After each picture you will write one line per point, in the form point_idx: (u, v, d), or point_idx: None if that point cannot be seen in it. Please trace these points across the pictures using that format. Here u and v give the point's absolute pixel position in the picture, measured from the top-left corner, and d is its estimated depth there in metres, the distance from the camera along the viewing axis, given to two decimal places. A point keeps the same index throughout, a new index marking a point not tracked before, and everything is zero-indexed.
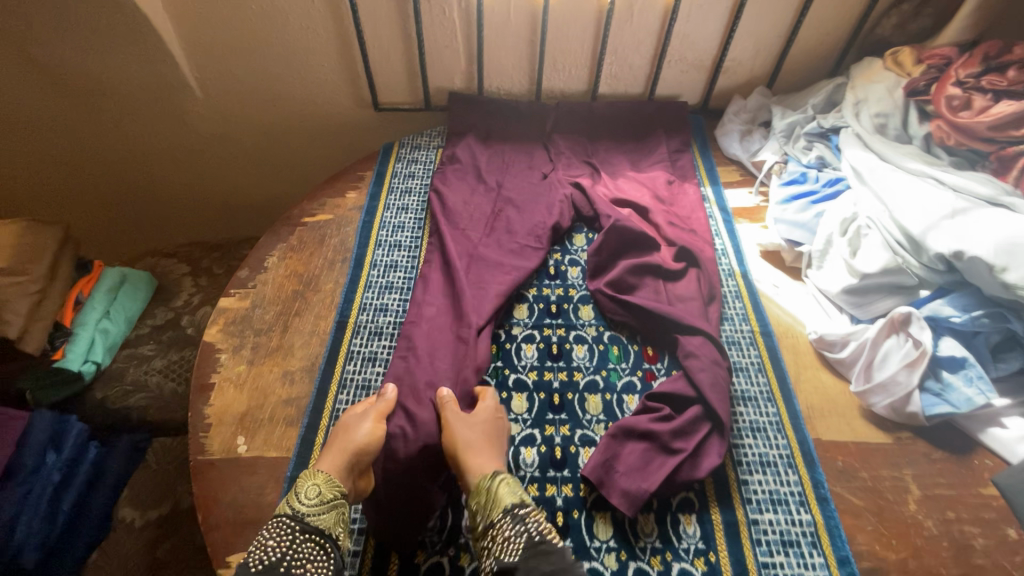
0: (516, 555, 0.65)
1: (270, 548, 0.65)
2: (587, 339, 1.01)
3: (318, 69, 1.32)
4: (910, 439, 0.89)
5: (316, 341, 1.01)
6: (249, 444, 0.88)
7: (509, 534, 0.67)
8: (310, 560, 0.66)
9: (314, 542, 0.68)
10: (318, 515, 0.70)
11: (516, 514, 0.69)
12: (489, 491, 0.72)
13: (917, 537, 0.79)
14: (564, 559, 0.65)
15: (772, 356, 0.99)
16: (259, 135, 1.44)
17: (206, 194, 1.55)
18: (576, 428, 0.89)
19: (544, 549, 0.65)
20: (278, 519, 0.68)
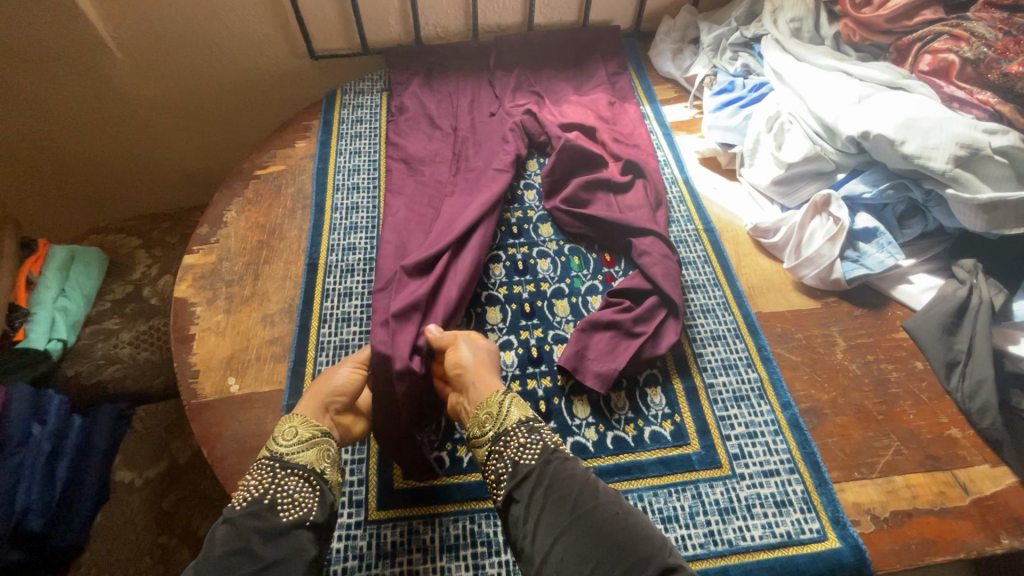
0: (531, 459, 0.72)
1: (252, 487, 0.69)
2: (549, 253, 1.09)
3: (246, 18, 1.27)
4: (836, 302, 1.03)
5: (289, 285, 1.04)
6: (241, 383, 0.91)
7: (524, 440, 0.74)
8: (298, 493, 0.70)
9: (298, 476, 0.72)
10: (299, 453, 0.74)
11: (530, 424, 0.77)
12: (501, 407, 0.79)
13: (845, 378, 0.93)
14: (577, 463, 0.71)
15: (716, 249, 1.09)
16: (196, 99, 1.41)
17: (149, 165, 1.51)
18: (549, 330, 0.98)
19: (557, 455, 0.72)
20: (261, 461, 0.73)
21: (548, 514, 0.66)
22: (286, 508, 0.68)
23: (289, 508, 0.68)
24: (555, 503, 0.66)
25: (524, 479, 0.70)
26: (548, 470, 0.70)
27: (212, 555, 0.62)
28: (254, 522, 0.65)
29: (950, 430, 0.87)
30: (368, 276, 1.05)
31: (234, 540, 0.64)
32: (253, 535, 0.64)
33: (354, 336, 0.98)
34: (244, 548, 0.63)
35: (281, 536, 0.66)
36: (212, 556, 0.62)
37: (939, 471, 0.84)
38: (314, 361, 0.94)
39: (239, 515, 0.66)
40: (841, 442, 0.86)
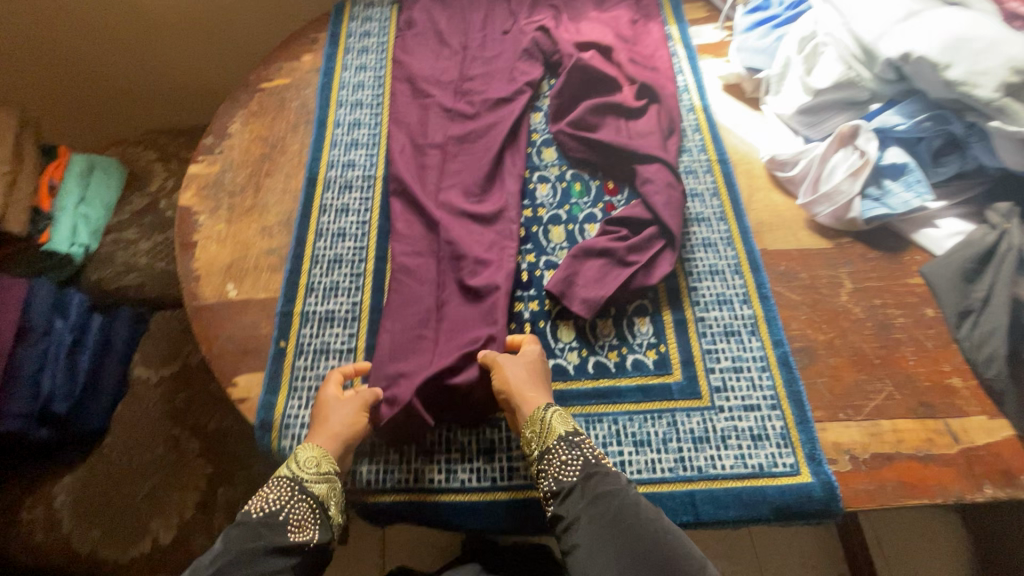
0: (573, 476, 0.71)
1: (270, 499, 0.71)
2: (550, 178, 1.05)
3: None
4: (849, 243, 0.96)
5: (288, 198, 1.04)
6: (238, 289, 0.94)
7: (565, 458, 0.73)
8: (304, 518, 0.71)
9: (309, 505, 0.72)
10: (316, 483, 0.73)
11: (572, 440, 0.74)
12: (542, 421, 0.75)
13: (845, 321, 0.89)
14: (617, 478, 0.71)
15: (727, 181, 1.03)
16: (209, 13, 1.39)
17: (165, 79, 1.50)
18: (541, 255, 0.96)
19: (598, 470, 0.72)
20: (279, 477, 0.73)
21: (597, 529, 0.67)
22: (292, 530, 0.70)
23: (294, 530, 0.70)
24: (603, 519, 0.67)
25: (569, 494, 0.71)
26: (591, 485, 0.70)
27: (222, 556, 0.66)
28: (261, 538, 0.68)
29: (951, 379, 0.83)
30: (365, 194, 1.04)
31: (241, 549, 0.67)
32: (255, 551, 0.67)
33: (348, 251, 0.98)
34: (250, 558, 0.66)
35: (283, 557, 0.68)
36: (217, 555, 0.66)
37: (930, 418, 0.81)
38: (309, 273, 0.96)
39: (253, 524, 0.69)
40: (830, 383, 0.84)
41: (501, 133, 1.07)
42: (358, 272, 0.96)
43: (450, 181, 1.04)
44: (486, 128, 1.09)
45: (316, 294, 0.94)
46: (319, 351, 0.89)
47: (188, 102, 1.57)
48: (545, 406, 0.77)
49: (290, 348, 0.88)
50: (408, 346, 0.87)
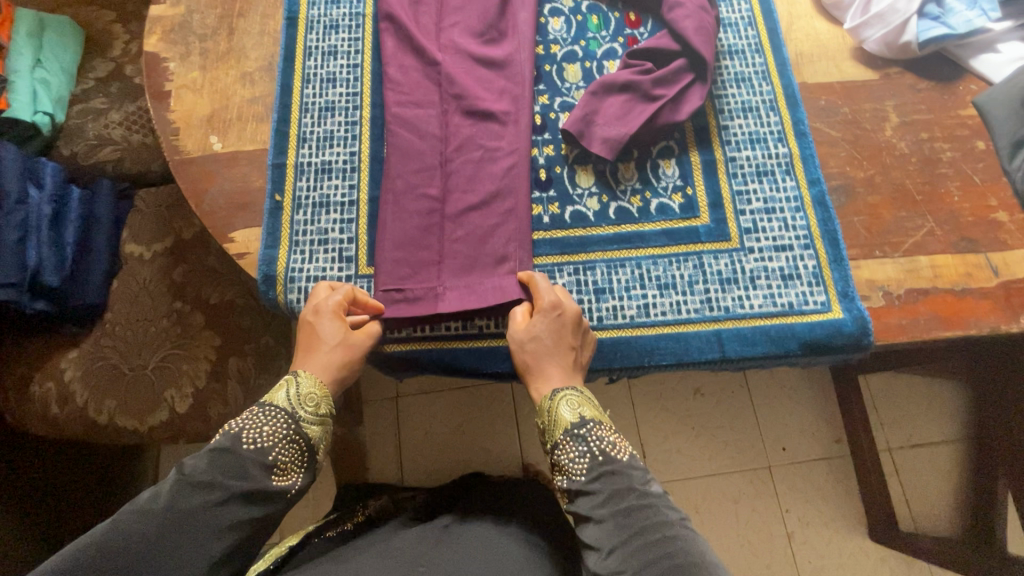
0: (581, 476, 0.63)
1: (261, 430, 0.62)
2: (563, 11, 0.92)
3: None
4: (898, 73, 0.86)
5: (268, 42, 0.92)
6: (224, 142, 0.86)
7: (573, 455, 0.64)
8: (291, 461, 0.63)
9: (298, 447, 0.63)
10: (309, 424, 0.65)
11: (580, 434, 0.64)
12: (550, 410, 0.67)
13: (888, 157, 0.82)
14: (632, 476, 0.62)
15: (765, 8, 0.91)
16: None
17: None
18: (555, 97, 0.87)
19: (608, 469, 0.62)
20: (274, 409, 0.63)
21: (610, 537, 0.58)
22: (278, 472, 0.61)
23: (280, 473, 0.61)
24: (619, 528, 0.58)
25: (579, 495, 0.62)
26: (603, 484, 0.61)
27: (200, 485, 0.56)
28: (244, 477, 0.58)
29: (996, 214, 0.78)
30: (354, 35, 0.92)
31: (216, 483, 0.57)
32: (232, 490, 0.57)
33: (340, 98, 0.88)
34: (224, 497, 0.56)
35: (263, 506, 0.59)
36: (196, 483, 0.56)
37: (971, 253, 0.76)
38: (299, 123, 0.86)
39: (242, 456, 0.59)
40: (868, 221, 0.78)
41: None
42: (352, 121, 0.86)
43: (449, 16, 0.90)
44: None
45: (310, 145, 0.85)
46: (318, 204, 0.82)
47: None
48: (553, 390, 0.68)
49: (287, 201, 0.82)
50: (412, 199, 0.80)
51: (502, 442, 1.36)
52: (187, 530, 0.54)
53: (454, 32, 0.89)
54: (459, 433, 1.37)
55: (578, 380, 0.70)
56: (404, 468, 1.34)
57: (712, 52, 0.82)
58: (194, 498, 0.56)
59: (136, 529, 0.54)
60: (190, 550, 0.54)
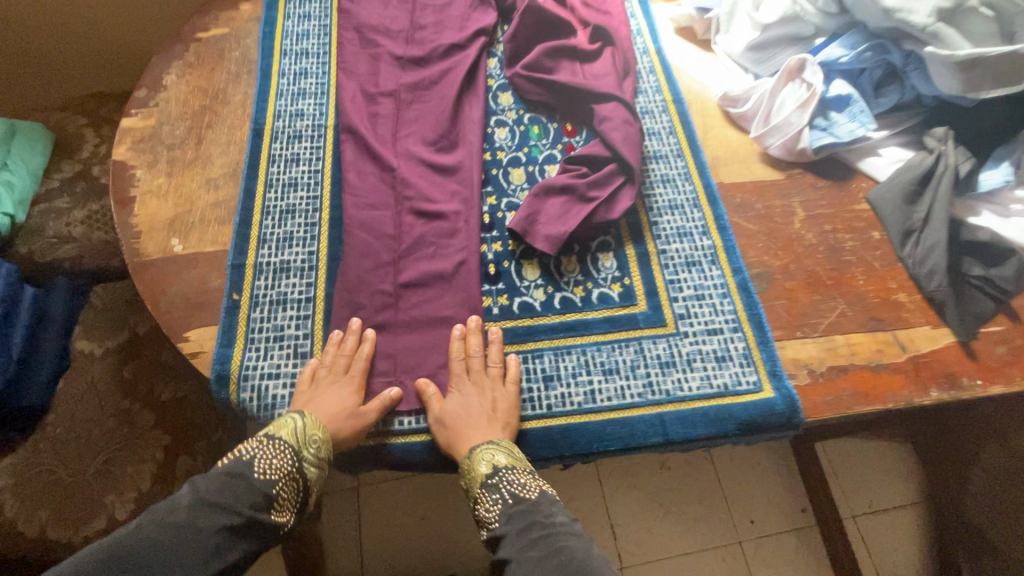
0: (500, 522, 0.68)
1: (268, 465, 0.69)
2: (508, 122, 1.03)
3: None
4: (800, 174, 0.99)
5: (233, 150, 0.99)
6: (185, 244, 0.89)
7: (488, 503, 0.70)
8: (289, 498, 0.70)
9: (296, 483, 0.71)
10: (311, 464, 0.72)
11: (493, 481, 0.70)
12: (468, 467, 0.72)
13: (799, 247, 0.91)
14: (547, 517, 0.67)
15: (683, 120, 1.04)
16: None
17: (84, 40, 1.39)
18: (502, 198, 0.95)
19: (521, 511, 0.68)
20: (281, 441, 0.71)
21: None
22: (276, 508, 0.68)
23: (278, 509, 0.68)
24: (532, 567, 0.62)
25: (500, 541, 0.67)
26: (518, 527, 0.66)
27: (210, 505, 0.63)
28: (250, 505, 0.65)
29: (897, 295, 0.87)
30: (316, 143, 1.00)
31: (222, 507, 0.64)
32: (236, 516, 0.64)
33: (300, 201, 0.94)
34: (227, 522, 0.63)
35: (258, 534, 0.65)
36: (211, 503, 0.63)
37: (880, 331, 0.85)
38: (260, 224, 0.91)
39: (252, 482, 0.67)
40: (788, 304, 0.86)
41: (458, 78, 1.04)
42: (311, 222, 0.91)
43: (405, 128, 0.99)
44: (442, 78, 1.05)
45: (270, 245, 0.89)
46: (275, 301, 0.85)
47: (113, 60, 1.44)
48: (471, 448, 0.72)
49: (244, 300, 0.84)
50: (367, 295, 0.84)
51: (467, 534, 1.31)
52: (191, 545, 0.60)
53: (409, 142, 0.98)
54: (423, 524, 1.32)
55: (499, 434, 0.74)
56: (363, 564, 1.27)
57: (638, 158, 0.93)
58: (203, 515, 0.62)
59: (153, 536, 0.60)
60: (181, 564, 0.59)
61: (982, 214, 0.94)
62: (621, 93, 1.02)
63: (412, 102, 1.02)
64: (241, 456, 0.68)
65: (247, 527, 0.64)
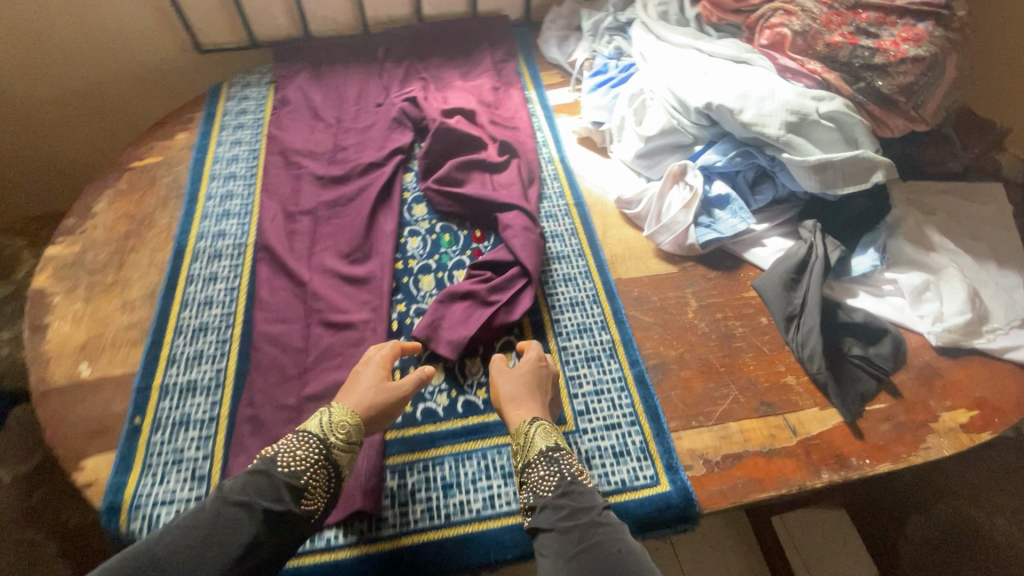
0: (547, 492, 0.73)
1: (294, 457, 0.72)
2: (421, 231, 1.11)
3: (128, 12, 1.29)
4: (692, 266, 1.07)
5: (154, 271, 1.03)
6: (93, 368, 0.90)
7: (544, 473, 0.75)
8: (319, 488, 0.72)
9: (327, 472, 0.74)
10: (342, 453, 0.76)
11: (551, 455, 0.76)
12: (526, 434, 0.79)
13: (692, 336, 0.97)
14: (591, 498, 0.72)
15: (584, 221, 1.13)
16: (95, 99, 1.41)
17: (32, 166, 1.48)
18: (411, 304, 1.00)
19: (574, 488, 0.73)
20: (307, 435, 0.75)
21: (563, 545, 0.67)
22: (306, 498, 0.70)
23: (308, 498, 0.70)
24: (571, 540, 0.67)
25: (542, 510, 0.72)
26: (564, 502, 0.71)
27: (237, 501, 0.65)
28: (281, 495, 0.68)
29: (786, 378, 0.92)
30: (235, 261, 1.05)
31: (252, 499, 0.66)
32: (269, 505, 0.67)
33: (214, 318, 0.97)
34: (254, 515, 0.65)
35: (285, 526, 0.67)
36: (234, 501, 0.66)
37: (771, 415, 0.88)
38: (172, 343, 0.93)
39: (277, 478, 0.69)
40: (683, 394, 0.90)
41: (374, 193, 1.13)
42: (223, 339, 0.94)
43: (321, 243, 1.06)
44: (361, 194, 1.14)
45: (178, 364, 0.91)
46: (178, 422, 0.85)
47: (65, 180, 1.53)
48: (530, 419, 0.80)
49: (146, 423, 0.84)
50: (270, 411, 0.85)
51: None
52: (210, 548, 0.62)
53: (325, 255, 1.04)
54: None
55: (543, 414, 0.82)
56: None
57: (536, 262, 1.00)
58: (232, 508, 0.65)
59: (177, 539, 0.61)
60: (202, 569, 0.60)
61: (860, 295, 1.01)
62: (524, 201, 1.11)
63: (329, 218, 1.10)
64: (267, 454, 0.72)
65: (274, 518, 0.66)
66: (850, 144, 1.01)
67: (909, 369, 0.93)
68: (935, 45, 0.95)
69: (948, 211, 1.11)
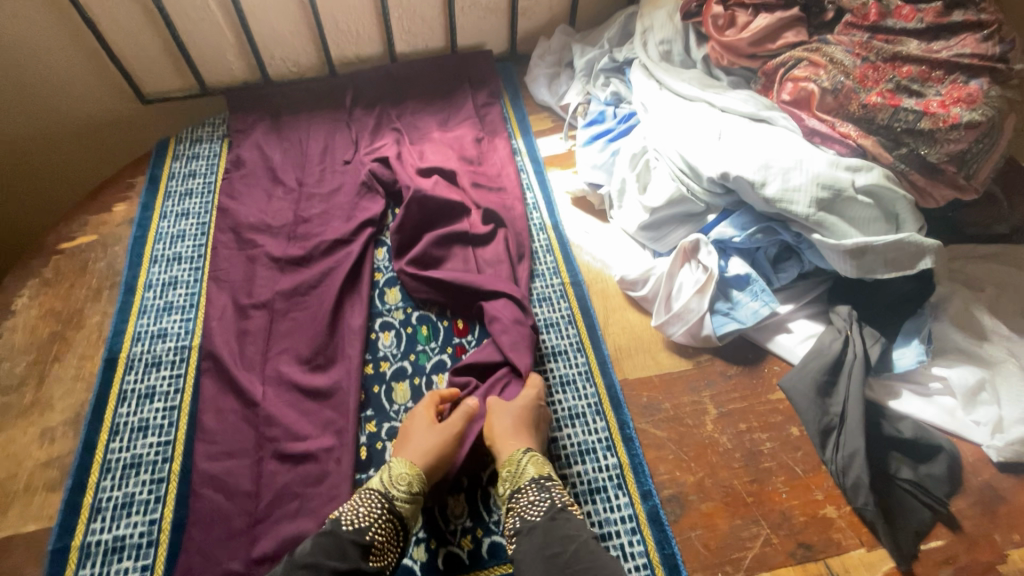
0: (537, 516, 0.69)
1: (359, 514, 0.69)
2: (394, 324, 0.95)
3: (59, 63, 1.13)
4: (708, 360, 0.92)
5: (80, 387, 0.88)
6: (0, 523, 0.75)
7: (534, 498, 0.71)
8: (387, 543, 0.69)
9: (393, 525, 0.70)
10: (404, 503, 0.72)
11: (542, 484, 0.73)
12: (517, 463, 0.75)
13: (713, 455, 0.83)
14: (580, 526, 0.69)
15: (582, 305, 0.98)
16: (25, 160, 1.24)
17: None
18: (383, 423, 0.85)
19: (562, 514, 0.69)
20: (370, 490, 0.72)
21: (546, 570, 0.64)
22: (374, 555, 0.67)
23: (376, 555, 0.67)
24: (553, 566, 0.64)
25: (526, 533, 0.69)
26: (552, 527, 0.68)
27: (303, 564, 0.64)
28: (348, 554, 0.66)
29: (825, 509, 0.78)
30: (176, 370, 0.90)
31: (318, 562, 0.64)
32: (336, 566, 0.64)
33: (149, 450, 0.82)
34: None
35: None
36: (301, 564, 0.64)
37: (811, 561, 0.74)
38: (96, 487, 0.78)
39: (343, 537, 0.67)
40: (705, 535, 0.76)
41: (339, 278, 0.98)
42: (159, 478, 0.79)
43: (278, 345, 0.91)
44: (325, 279, 0.98)
45: (103, 516, 0.76)
46: None
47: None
48: (524, 449, 0.76)
49: None
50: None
51: None
52: None
53: (281, 363, 0.89)
54: None
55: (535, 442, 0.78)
56: None
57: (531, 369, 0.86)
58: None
59: None
60: None
61: (903, 395, 0.87)
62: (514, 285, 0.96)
63: (287, 312, 0.94)
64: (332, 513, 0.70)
65: None
66: (890, 221, 0.86)
67: (967, 492, 0.80)
68: (991, 107, 0.81)
69: (998, 283, 0.98)
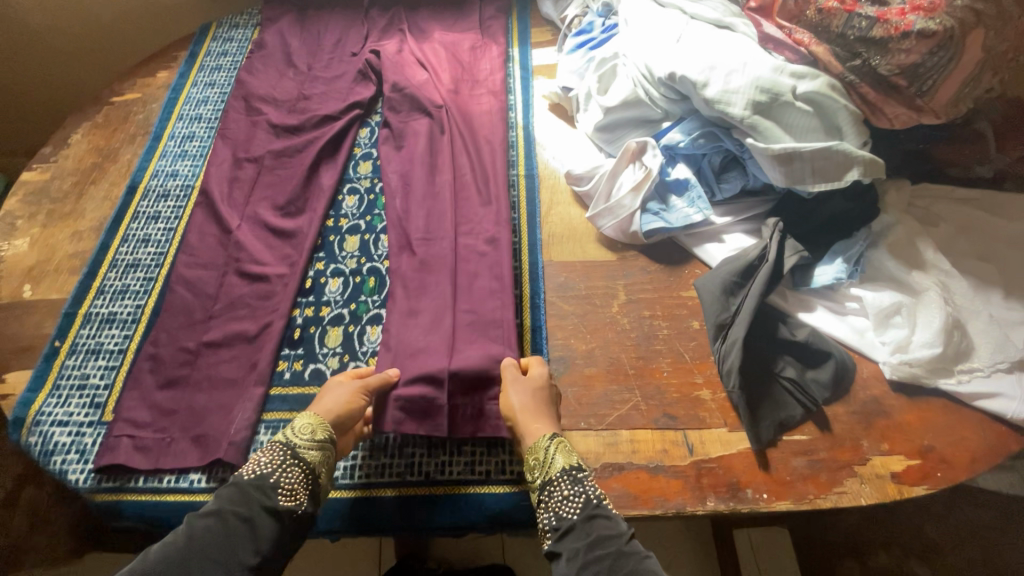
0: (574, 514, 0.67)
1: (263, 462, 0.70)
2: (360, 190, 1.08)
3: None
4: (633, 256, 0.98)
5: (106, 206, 1.08)
6: (34, 290, 0.97)
7: (567, 492, 0.69)
8: (297, 484, 0.69)
9: (301, 470, 0.70)
10: (307, 449, 0.72)
11: (575, 476, 0.70)
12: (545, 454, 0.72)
13: (611, 332, 0.89)
14: (618, 523, 0.66)
15: (529, 195, 1.05)
16: (99, 30, 1.45)
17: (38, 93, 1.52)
18: (330, 263, 0.99)
19: (599, 513, 0.67)
20: (273, 442, 0.72)
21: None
22: (283, 493, 0.68)
23: (285, 494, 0.68)
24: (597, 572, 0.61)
25: (567, 533, 0.66)
26: (591, 528, 0.65)
27: (210, 512, 0.64)
28: (256, 496, 0.67)
29: (700, 391, 0.83)
30: (179, 203, 1.07)
31: (225, 507, 0.65)
32: (245, 509, 0.65)
33: (146, 256, 1.00)
34: (229, 520, 0.64)
35: (266, 525, 0.65)
36: (206, 511, 0.65)
37: (670, 430, 0.80)
38: (103, 276, 0.98)
39: (245, 484, 0.68)
40: (580, 392, 0.84)
41: (319, 145, 1.10)
42: (149, 276, 0.98)
43: (259, 194, 1.05)
44: (308, 147, 1.11)
45: (105, 296, 0.96)
46: (91, 350, 0.90)
47: (62, 106, 1.56)
48: (550, 437, 0.73)
49: (64, 347, 0.90)
50: (169, 351, 0.88)
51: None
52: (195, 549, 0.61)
53: (258, 206, 1.04)
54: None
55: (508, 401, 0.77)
56: None
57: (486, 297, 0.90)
58: (204, 519, 0.64)
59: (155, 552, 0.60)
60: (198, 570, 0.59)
61: (816, 310, 0.88)
62: (481, 217, 0.99)
63: (273, 168, 1.09)
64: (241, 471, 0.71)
65: (254, 517, 0.65)
66: (831, 133, 0.85)
67: (850, 402, 0.82)
68: (952, 17, 0.76)
69: (958, 224, 0.91)
